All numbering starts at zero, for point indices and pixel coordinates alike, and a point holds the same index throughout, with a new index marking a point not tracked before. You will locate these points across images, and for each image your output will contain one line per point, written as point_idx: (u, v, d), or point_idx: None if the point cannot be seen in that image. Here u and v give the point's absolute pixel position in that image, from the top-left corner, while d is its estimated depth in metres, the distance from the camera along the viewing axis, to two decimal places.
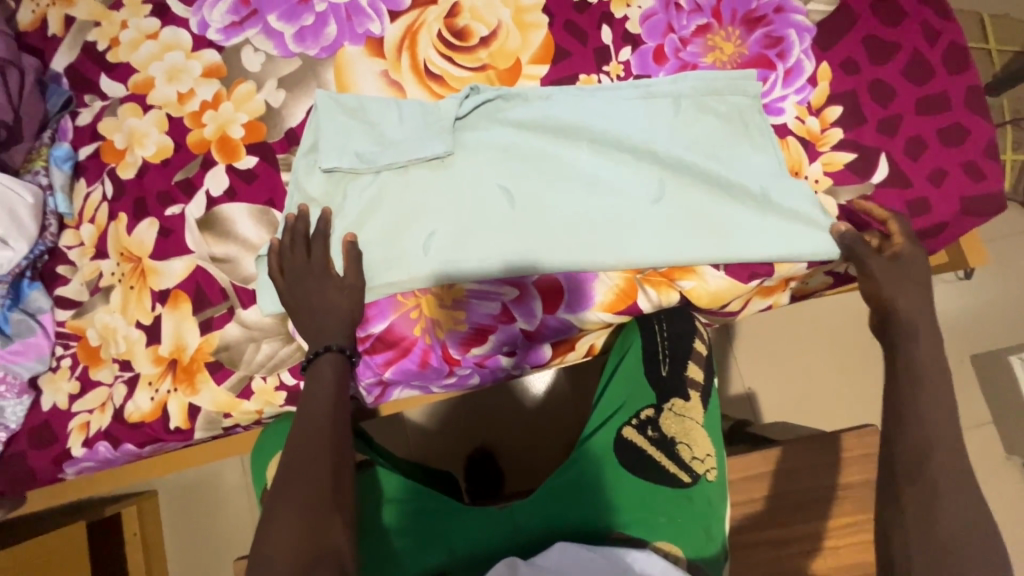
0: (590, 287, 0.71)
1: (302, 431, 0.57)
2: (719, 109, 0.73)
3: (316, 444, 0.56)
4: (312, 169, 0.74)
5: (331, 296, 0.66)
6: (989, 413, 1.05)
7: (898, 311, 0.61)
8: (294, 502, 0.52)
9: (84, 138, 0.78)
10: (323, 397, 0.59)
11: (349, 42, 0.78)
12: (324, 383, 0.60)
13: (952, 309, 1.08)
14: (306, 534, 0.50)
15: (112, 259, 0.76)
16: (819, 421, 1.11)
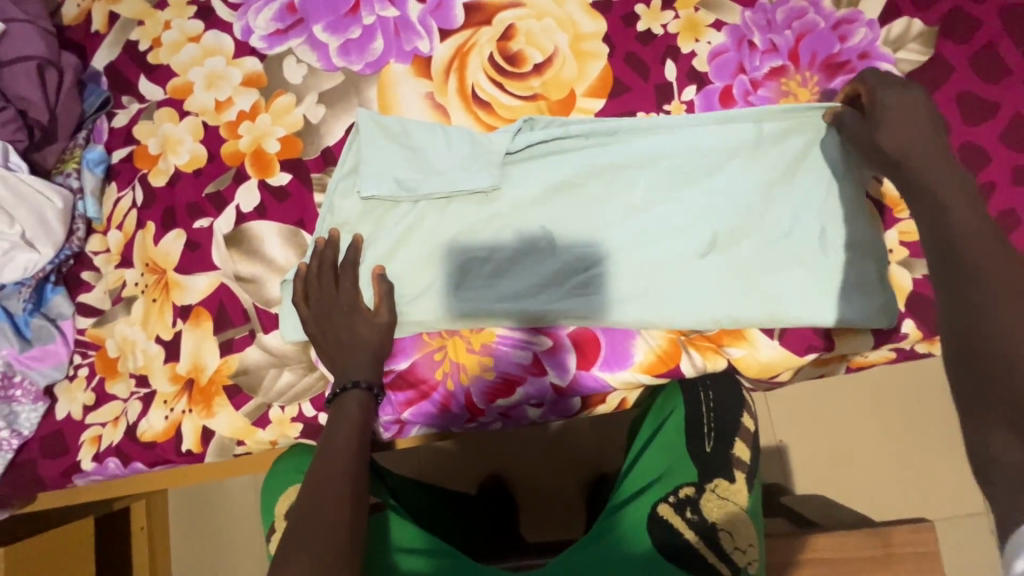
0: (630, 344, 0.66)
1: (321, 465, 0.55)
2: (789, 162, 0.67)
3: (336, 478, 0.54)
4: (349, 192, 0.70)
5: (361, 331, 0.64)
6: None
7: (925, 185, 0.50)
8: (309, 542, 0.48)
9: (119, 141, 0.76)
10: (345, 433, 0.58)
11: (396, 59, 0.74)
12: (348, 420, 0.60)
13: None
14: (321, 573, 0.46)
15: (137, 269, 0.73)
16: (864, 501, 0.99)
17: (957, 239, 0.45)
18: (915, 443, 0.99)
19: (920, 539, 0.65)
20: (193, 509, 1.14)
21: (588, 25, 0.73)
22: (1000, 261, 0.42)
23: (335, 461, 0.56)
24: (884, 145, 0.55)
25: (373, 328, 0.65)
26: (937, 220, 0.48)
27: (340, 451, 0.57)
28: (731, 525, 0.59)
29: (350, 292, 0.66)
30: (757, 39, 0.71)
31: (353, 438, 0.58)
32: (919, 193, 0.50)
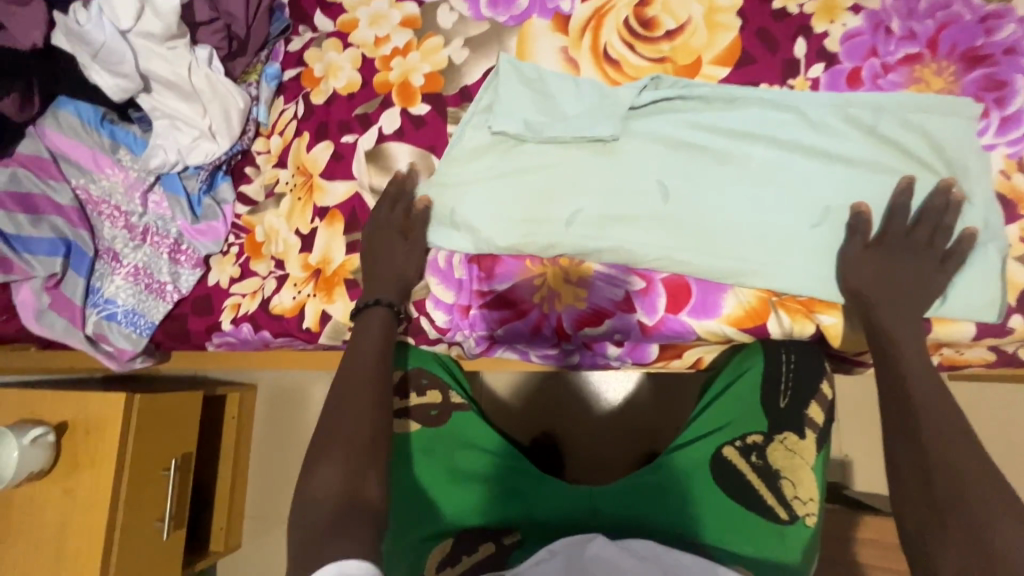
0: (720, 297, 0.70)
1: (348, 386, 0.64)
2: (912, 147, 0.67)
3: (359, 394, 0.63)
4: (481, 126, 0.78)
5: (404, 254, 0.74)
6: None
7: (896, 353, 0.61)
8: (335, 449, 0.59)
9: (291, 63, 0.89)
10: (367, 350, 0.67)
11: (538, 15, 0.82)
12: (368, 342, 0.68)
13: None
14: (347, 482, 0.56)
15: (290, 170, 0.86)
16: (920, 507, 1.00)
17: (913, 385, 0.58)
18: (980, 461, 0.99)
19: None
20: (282, 409, 1.28)
21: None
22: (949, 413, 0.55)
23: (360, 389, 0.64)
24: (869, 308, 0.63)
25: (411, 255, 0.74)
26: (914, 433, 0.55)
27: (365, 374, 0.65)
28: (793, 474, 0.66)
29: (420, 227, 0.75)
30: (896, 26, 0.72)
31: (372, 359, 0.67)
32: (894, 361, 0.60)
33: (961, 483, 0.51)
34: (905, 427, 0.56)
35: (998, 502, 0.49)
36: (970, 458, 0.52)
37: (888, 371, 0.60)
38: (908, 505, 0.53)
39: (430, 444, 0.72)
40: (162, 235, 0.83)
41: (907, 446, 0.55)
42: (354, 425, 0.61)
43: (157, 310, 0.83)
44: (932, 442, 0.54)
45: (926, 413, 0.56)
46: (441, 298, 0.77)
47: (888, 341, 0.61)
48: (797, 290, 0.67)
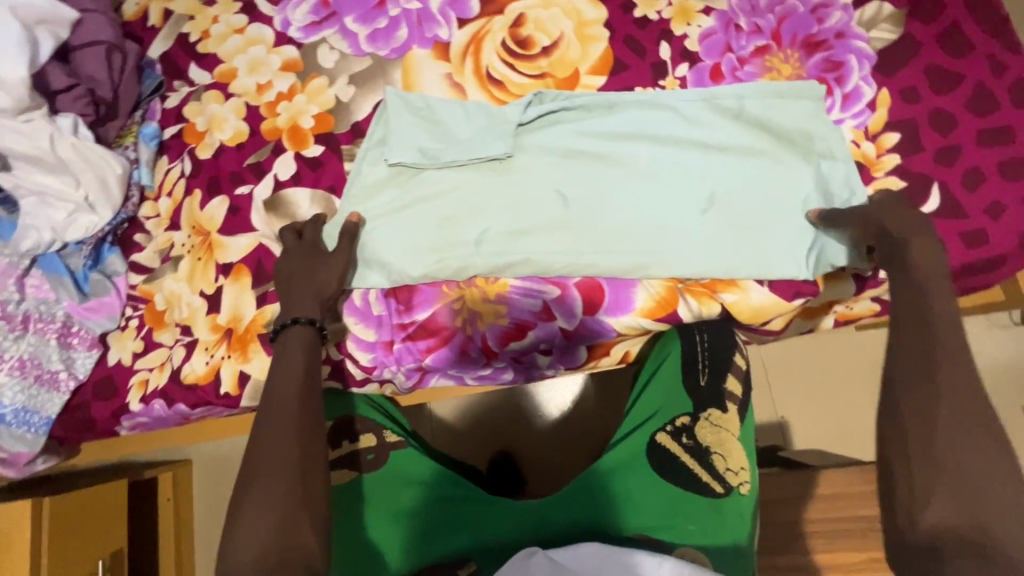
0: (631, 292, 0.73)
1: (269, 424, 0.60)
2: (774, 129, 0.74)
3: (282, 431, 0.59)
4: (378, 160, 0.78)
5: (327, 276, 0.70)
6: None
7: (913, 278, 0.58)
8: (260, 496, 0.56)
9: (170, 120, 0.85)
10: (289, 377, 0.63)
11: (418, 45, 0.83)
12: (291, 367, 0.63)
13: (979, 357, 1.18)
14: (277, 531, 0.54)
15: (184, 231, 0.81)
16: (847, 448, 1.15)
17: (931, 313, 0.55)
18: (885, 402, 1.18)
19: None
20: (217, 480, 1.20)
21: (590, 12, 0.81)
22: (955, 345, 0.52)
23: (284, 424, 0.60)
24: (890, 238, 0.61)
25: (332, 279, 0.70)
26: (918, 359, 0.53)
27: (288, 407, 0.61)
28: (721, 447, 0.70)
29: (341, 255, 0.71)
30: (743, 22, 0.79)
31: (297, 386, 0.63)
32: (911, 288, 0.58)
33: (958, 430, 0.48)
34: (920, 370, 0.52)
35: (980, 453, 0.47)
36: (968, 406, 0.49)
37: (912, 301, 0.57)
38: (898, 452, 0.50)
39: (370, 490, 0.71)
40: (48, 320, 0.76)
41: (909, 385, 0.52)
42: (281, 463, 0.58)
43: (53, 403, 0.75)
44: (944, 383, 0.50)
45: (946, 347, 0.52)
46: (362, 337, 0.75)
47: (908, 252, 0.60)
48: (698, 273, 0.71)
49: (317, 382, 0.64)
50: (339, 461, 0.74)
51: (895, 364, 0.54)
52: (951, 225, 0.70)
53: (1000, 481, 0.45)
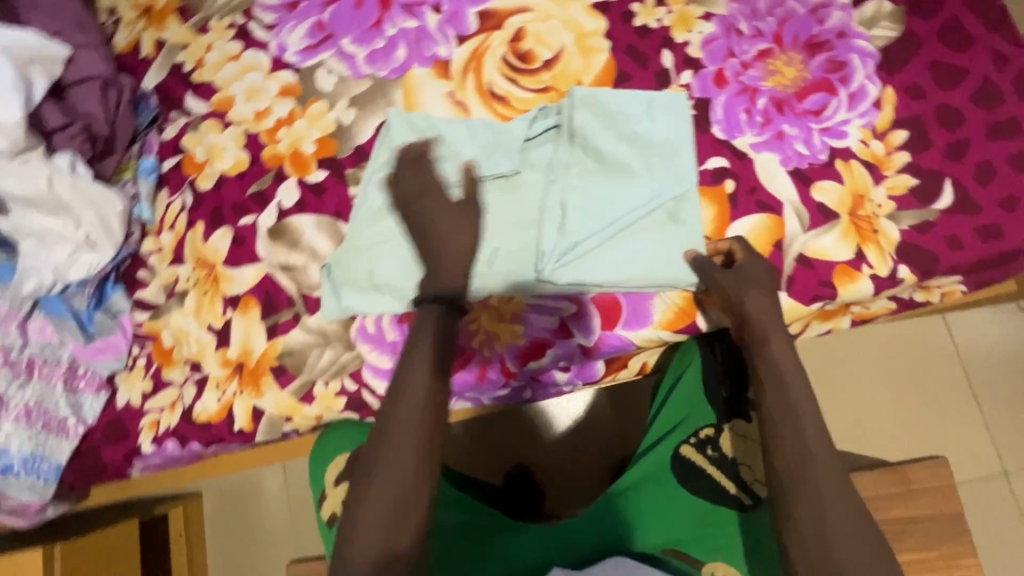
0: (647, 305, 0.72)
1: (391, 413, 0.56)
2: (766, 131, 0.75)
3: (405, 424, 0.56)
4: (383, 184, 0.77)
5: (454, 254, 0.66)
6: (1001, 465, 1.17)
7: (770, 353, 0.61)
8: (376, 493, 0.53)
9: (168, 152, 0.83)
10: (420, 371, 0.58)
11: (418, 65, 0.82)
12: (418, 366, 0.58)
13: (983, 344, 1.22)
14: (386, 532, 0.52)
15: (188, 265, 0.80)
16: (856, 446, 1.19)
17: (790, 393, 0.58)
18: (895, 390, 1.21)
19: (934, 475, 0.72)
20: (229, 510, 1.18)
21: (590, 24, 0.81)
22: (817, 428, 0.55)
23: (401, 415, 0.56)
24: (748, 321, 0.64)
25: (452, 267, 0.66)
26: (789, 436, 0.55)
27: (416, 402, 0.56)
28: (748, 459, 0.68)
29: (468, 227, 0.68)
30: (744, 27, 0.79)
31: (425, 387, 0.57)
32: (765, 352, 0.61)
33: (842, 521, 0.51)
34: (801, 477, 0.53)
35: (862, 554, 0.49)
36: (851, 513, 0.51)
37: (776, 394, 0.58)
38: (794, 542, 0.51)
39: None
40: (52, 364, 0.74)
41: (795, 487, 0.53)
42: (397, 462, 0.54)
43: (62, 449, 0.73)
44: (827, 489, 0.52)
45: (810, 438, 0.55)
46: (378, 365, 0.74)
47: (766, 344, 0.62)
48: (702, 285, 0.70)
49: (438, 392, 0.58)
50: None
51: (779, 465, 0.54)
52: (965, 221, 0.70)
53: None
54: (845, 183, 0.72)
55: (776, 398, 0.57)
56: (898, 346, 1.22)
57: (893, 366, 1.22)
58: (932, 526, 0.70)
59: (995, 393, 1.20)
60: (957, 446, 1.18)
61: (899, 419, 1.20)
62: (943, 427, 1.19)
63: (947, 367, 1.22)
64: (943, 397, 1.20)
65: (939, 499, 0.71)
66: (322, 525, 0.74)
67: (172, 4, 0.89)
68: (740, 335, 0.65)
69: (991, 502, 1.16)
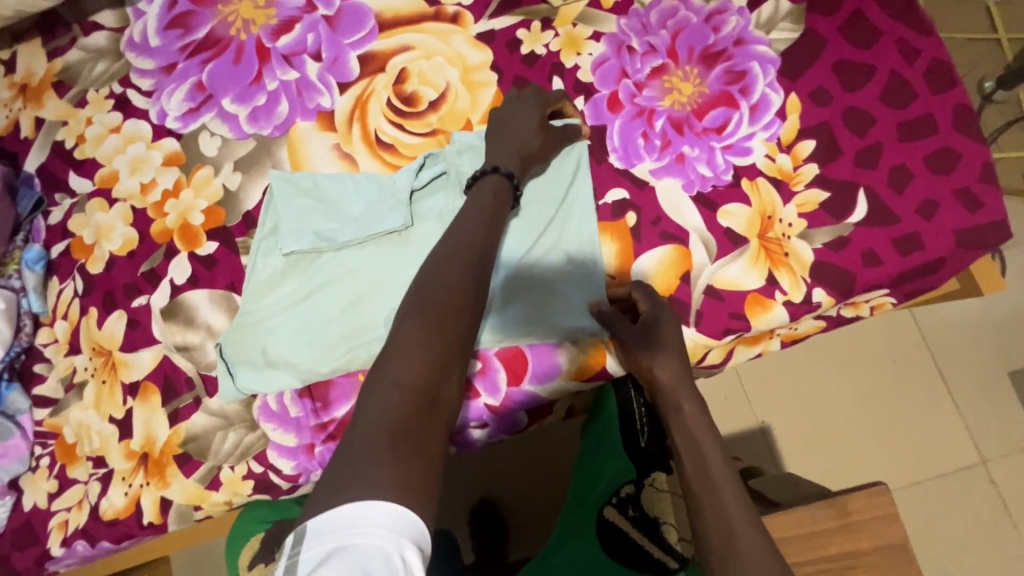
0: (555, 355, 0.69)
1: (420, 293, 0.49)
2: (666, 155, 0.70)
3: (433, 298, 0.49)
4: (272, 251, 0.74)
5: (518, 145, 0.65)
6: (980, 454, 1.11)
7: (687, 423, 0.59)
8: (401, 355, 0.46)
9: (56, 237, 0.80)
10: (464, 245, 0.53)
11: (301, 118, 0.78)
12: (457, 244, 0.53)
13: (950, 328, 1.16)
14: (402, 428, 0.42)
15: (85, 354, 0.77)
16: (832, 451, 1.12)
17: (708, 459, 0.54)
18: (868, 386, 1.14)
19: (876, 504, 0.66)
20: None
21: (475, 57, 0.76)
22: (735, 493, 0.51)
23: (431, 292, 0.49)
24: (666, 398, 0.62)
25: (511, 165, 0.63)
26: (706, 507, 0.51)
27: (447, 285, 0.49)
28: (669, 516, 0.62)
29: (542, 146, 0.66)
30: (636, 43, 0.74)
31: (459, 271, 0.51)
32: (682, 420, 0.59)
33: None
34: (722, 550, 0.47)
35: None
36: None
37: (694, 465, 0.55)
38: None
39: None
40: None
41: (717, 561, 0.47)
42: (420, 351, 0.46)
43: None
44: (748, 557, 0.45)
45: (730, 505, 0.50)
46: (283, 443, 0.71)
47: (681, 416, 0.60)
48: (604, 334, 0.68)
49: (463, 329, 0.48)
50: None
51: (704, 542, 0.49)
52: (882, 233, 0.65)
53: None
54: (753, 204, 0.68)
55: (694, 463, 0.54)
56: (862, 339, 1.17)
57: (861, 361, 1.15)
58: (882, 559, 0.65)
59: (970, 379, 1.14)
60: (938, 439, 1.12)
61: (872, 416, 1.13)
62: (916, 419, 1.13)
63: (918, 357, 1.15)
64: (915, 388, 1.14)
65: (882, 531, 0.66)
66: None
67: (49, 79, 0.85)
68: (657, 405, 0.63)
69: (975, 495, 1.09)
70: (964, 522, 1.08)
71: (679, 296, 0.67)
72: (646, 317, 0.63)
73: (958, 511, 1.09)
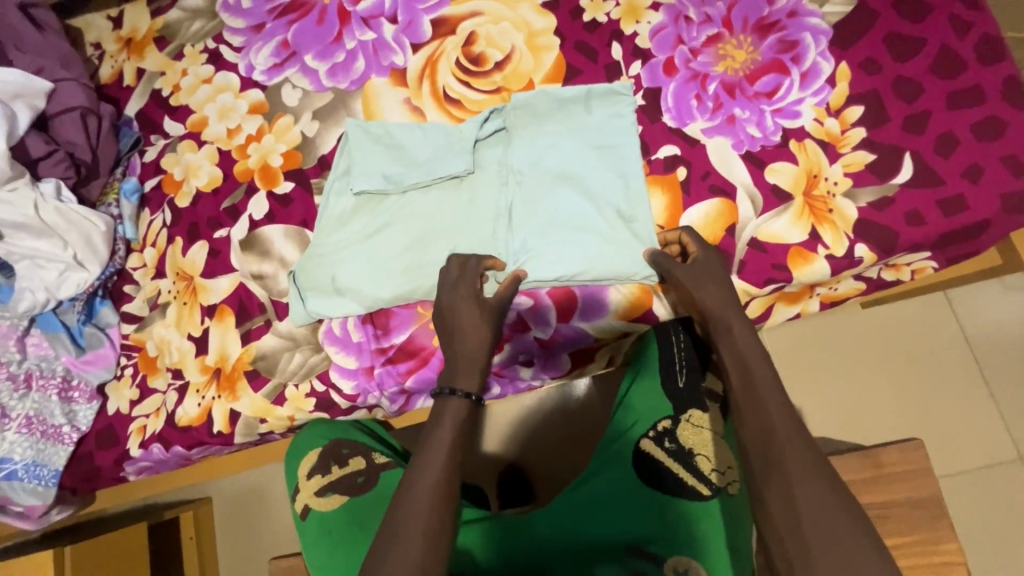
0: (604, 296, 0.73)
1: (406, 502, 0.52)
2: (717, 116, 0.74)
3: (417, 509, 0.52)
4: (344, 191, 0.80)
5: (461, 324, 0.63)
6: (1017, 450, 1.09)
7: (735, 342, 0.58)
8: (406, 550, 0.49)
9: (149, 173, 0.88)
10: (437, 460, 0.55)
11: (376, 74, 0.85)
12: (434, 453, 0.56)
13: (996, 322, 1.13)
14: None
15: (169, 278, 0.84)
16: (861, 436, 1.12)
17: (750, 364, 0.56)
18: (900, 375, 1.14)
19: (910, 457, 0.68)
20: (238, 515, 1.22)
21: (540, 22, 0.82)
22: (778, 395, 0.53)
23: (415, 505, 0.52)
24: (716, 321, 0.61)
25: (470, 370, 0.61)
26: (749, 411, 0.53)
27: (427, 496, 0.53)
28: (706, 449, 0.67)
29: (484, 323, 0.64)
30: (692, 14, 0.78)
31: (440, 471, 0.54)
32: (728, 333, 0.59)
33: (816, 490, 0.47)
34: (766, 454, 0.50)
35: (839, 517, 0.46)
36: (818, 474, 0.48)
37: (740, 378, 0.56)
38: (767, 521, 0.48)
39: (358, 512, 0.73)
40: (49, 375, 0.81)
41: (761, 462, 0.50)
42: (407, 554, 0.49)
43: (59, 455, 0.79)
44: (791, 456, 0.49)
45: (773, 408, 0.52)
46: (344, 365, 0.77)
47: (731, 335, 0.59)
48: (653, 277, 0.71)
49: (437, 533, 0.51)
50: (329, 486, 0.76)
51: (743, 443, 0.53)
52: (926, 195, 0.68)
53: (843, 537, 0.45)
54: (799, 163, 0.71)
55: (740, 378, 0.55)
56: (901, 326, 1.15)
57: (897, 349, 1.15)
58: (912, 511, 0.67)
59: (1011, 376, 1.11)
60: (972, 433, 1.11)
61: (905, 406, 1.13)
62: (953, 411, 1.12)
63: (955, 352, 1.14)
64: (950, 380, 1.13)
65: (917, 482, 0.68)
66: (294, 518, 0.76)
67: (150, 34, 0.94)
68: (709, 334, 0.64)
69: (1011, 491, 1.07)
70: (998, 517, 1.06)
71: (724, 246, 0.71)
72: (695, 256, 0.66)
73: (991, 506, 1.07)
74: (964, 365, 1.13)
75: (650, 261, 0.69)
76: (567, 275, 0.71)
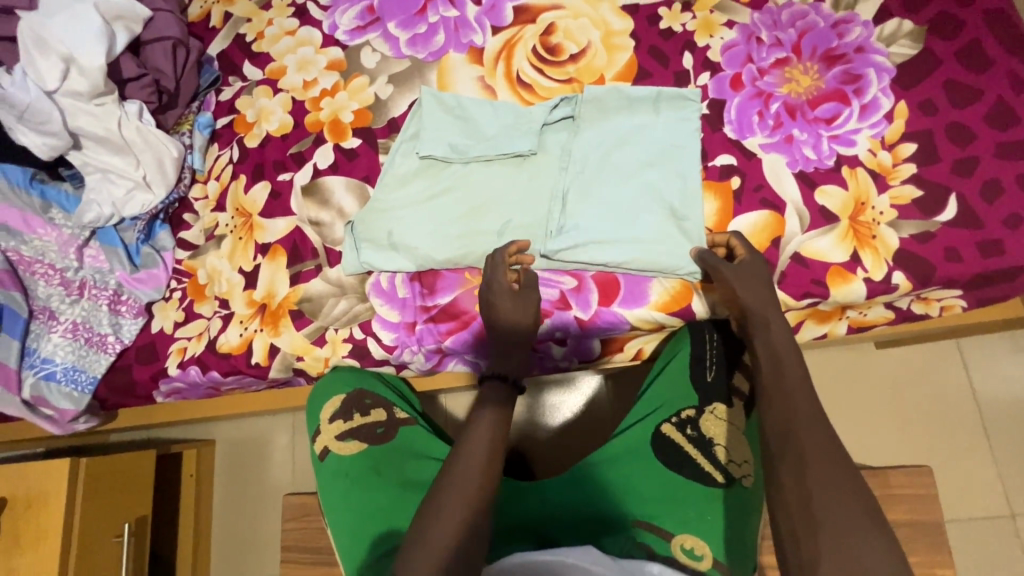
0: (646, 287, 0.77)
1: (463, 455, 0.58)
2: (776, 134, 0.78)
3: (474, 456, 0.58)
4: (410, 153, 0.84)
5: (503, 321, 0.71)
6: (1010, 507, 1.09)
7: (771, 341, 0.63)
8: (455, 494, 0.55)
9: (223, 111, 0.93)
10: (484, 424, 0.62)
11: (454, 50, 0.89)
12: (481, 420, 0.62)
13: (1010, 380, 1.13)
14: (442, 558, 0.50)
15: (229, 213, 0.88)
16: None
17: (782, 357, 0.60)
18: (906, 418, 1.15)
19: (917, 482, 0.71)
20: (239, 461, 1.24)
21: (617, 23, 0.86)
22: (804, 387, 0.57)
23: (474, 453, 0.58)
24: (755, 319, 0.65)
25: (517, 350, 0.70)
26: (774, 397, 0.57)
27: (479, 449, 0.59)
28: (723, 440, 0.72)
29: (524, 316, 0.71)
30: (765, 36, 0.82)
31: (490, 433, 0.61)
32: (765, 327, 0.64)
33: (828, 472, 0.50)
34: (785, 434, 0.53)
35: (845, 498, 0.48)
36: (832, 459, 0.51)
37: (771, 367, 0.60)
38: (778, 496, 0.51)
39: (374, 458, 0.77)
40: (101, 287, 0.84)
41: (779, 440, 0.53)
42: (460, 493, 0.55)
43: (100, 363, 0.82)
44: (809, 439, 0.52)
45: (797, 398, 0.56)
46: (387, 317, 0.81)
47: (767, 330, 0.64)
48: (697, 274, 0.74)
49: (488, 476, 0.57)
50: (350, 431, 0.80)
51: (764, 423, 0.56)
52: (966, 234, 0.71)
53: (848, 516, 0.47)
54: (850, 188, 0.75)
55: (771, 369, 0.60)
56: (919, 370, 1.16)
57: (907, 394, 1.16)
58: (912, 533, 0.70)
59: (1015, 436, 1.11)
60: (970, 485, 1.11)
61: (905, 449, 1.14)
62: (959, 461, 1.12)
63: (963, 411, 1.14)
64: (955, 431, 1.13)
65: (921, 507, 0.70)
66: (315, 458, 0.80)
67: None
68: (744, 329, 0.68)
69: (1000, 547, 1.08)
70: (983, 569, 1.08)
71: (768, 256, 0.74)
72: (742, 258, 0.71)
73: (977, 557, 1.08)
74: (970, 419, 1.13)
75: (696, 258, 0.73)
76: (615, 261, 0.74)
